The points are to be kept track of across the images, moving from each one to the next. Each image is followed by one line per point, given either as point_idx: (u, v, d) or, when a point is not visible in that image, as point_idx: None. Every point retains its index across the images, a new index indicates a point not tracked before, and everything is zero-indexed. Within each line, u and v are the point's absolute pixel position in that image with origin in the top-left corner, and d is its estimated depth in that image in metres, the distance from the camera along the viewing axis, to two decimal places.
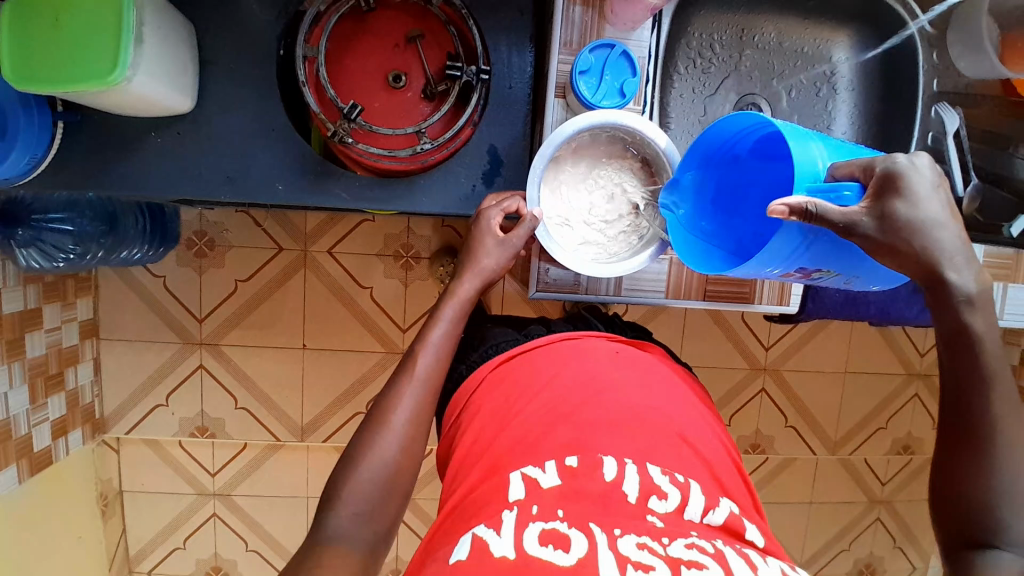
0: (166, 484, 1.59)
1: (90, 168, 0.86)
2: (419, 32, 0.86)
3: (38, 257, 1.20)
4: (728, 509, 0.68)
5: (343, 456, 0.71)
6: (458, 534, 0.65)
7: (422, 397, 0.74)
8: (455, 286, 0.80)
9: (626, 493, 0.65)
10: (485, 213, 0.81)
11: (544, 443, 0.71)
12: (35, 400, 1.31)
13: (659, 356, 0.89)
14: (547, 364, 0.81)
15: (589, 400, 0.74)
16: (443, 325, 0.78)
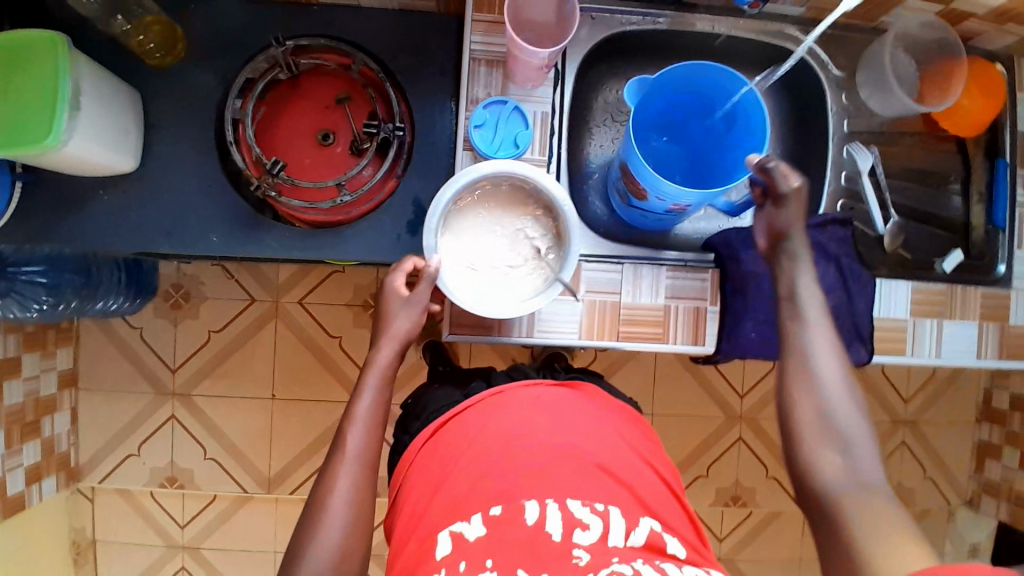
0: (136, 535, 1.59)
1: (41, 223, 0.92)
2: (346, 95, 0.94)
3: (14, 307, 1.29)
4: (648, 527, 0.68)
5: (286, 554, 0.71)
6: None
7: (356, 475, 0.74)
8: (373, 354, 0.81)
9: (550, 534, 0.64)
10: (388, 278, 0.82)
11: (468, 498, 0.68)
12: (10, 445, 1.35)
13: (591, 393, 0.83)
14: (469, 410, 0.78)
15: (510, 447, 0.71)
16: (368, 395, 0.78)
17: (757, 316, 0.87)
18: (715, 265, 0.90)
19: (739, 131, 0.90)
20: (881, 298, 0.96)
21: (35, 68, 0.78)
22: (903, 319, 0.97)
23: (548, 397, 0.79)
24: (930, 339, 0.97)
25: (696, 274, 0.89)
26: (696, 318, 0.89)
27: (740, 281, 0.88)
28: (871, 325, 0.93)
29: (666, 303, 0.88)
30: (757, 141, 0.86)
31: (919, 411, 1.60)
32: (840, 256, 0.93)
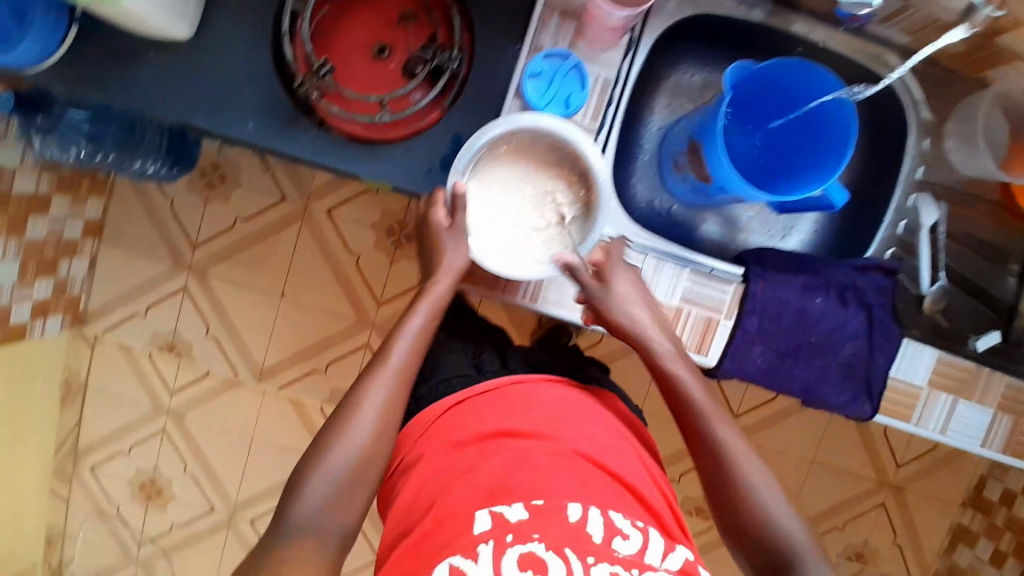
0: (127, 389, 1.65)
1: (89, 69, 0.92)
2: (411, 13, 0.91)
3: (52, 147, 1.31)
4: (683, 555, 0.71)
5: (309, 447, 0.72)
6: (435, 563, 0.65)
7: (394, 390, 0.74)
8: (430, 281, 0.79)
9: (591, 535, 0.66)
10: (431, 215, 0.77)
11: (510, 482, 0.70)
12: (24, 276, 1.39)
13: (616, 408, 0.87)
14: (508, 395, 0.80)
15: (550, 444, 0.74)
16: (418, 321, 0.78)
17: (767, 342, 0.86)
18: (741, 280, 0.87)
19: (823, 137, 0.84)
20: (902, 358, 0.91)
21: None
22: (918, 387, 0.92)
23: (577, 405, 0.81)
24: (940, 413, 0.92)
25: (719, 285, 0.86)
26: (706, 328, 0.86)
27: (760, 302, 0.85)
28: (885, 383, 0.88)
29: (679, 305, 0.86)
30: (835, 153, 0.81)
31: (907, 478, 1.55)
32: (875, 307, 0.89)
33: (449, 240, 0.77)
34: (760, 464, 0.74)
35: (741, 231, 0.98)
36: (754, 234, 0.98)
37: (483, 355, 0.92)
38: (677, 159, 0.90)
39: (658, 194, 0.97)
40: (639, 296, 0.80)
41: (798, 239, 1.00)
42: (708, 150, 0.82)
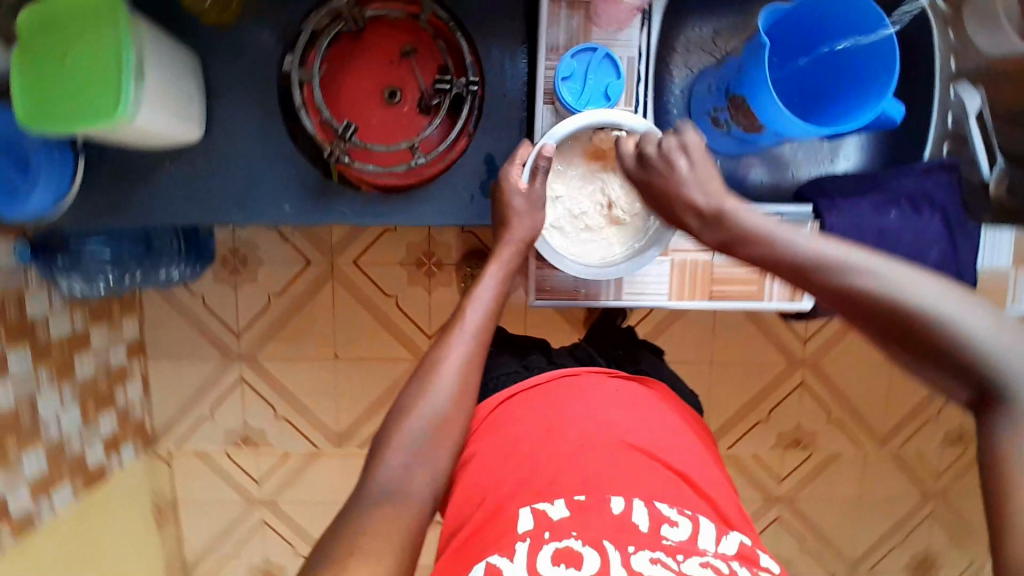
0: (218, 492, 1.64)
1: (110, 199, 0.90)
2: (412, 47, 0.88)
3: (79, 282, 1.28)
4: (738, 540, 0.68)
5: (395, 405, 0.70)
6: (475, 561, 0.64)
7: (472, 347, 0.73)
8: (498, 246, 0.80)
9: (638, 525, 0.64)
10: (505, 171, 0.81)
11: (555, 480, 0.68)
12: (87, 418, 1.39)
13: (663, 395, 0.86)
14: (557, 395, 0.80)
15: (597, 438, 0.73)
16: (489, 283, 0.78)
17: None
18: (815, 217, 0.87)
19: (863, 58, 0.82)
20: (984, 248, 0.92)
21: (93, 33, 0.72)
22: (1004, 268, 0.94)
23: (620, 397, 0.80)
24: (1019, 287, 0.95)
25: (795, 228, 0.86)
26: None
27: (843, 234, 0.85)
28: (973, 276, 0.88)
29: None
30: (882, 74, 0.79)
31: None
32: (947, 205, 0.88)
33: (522, 203, 0.80)
34: (871, 263, 0.62)
35: (789, 168, 0.97)
36: (802, 167, 0.97)
37: (529, 356, 0.94)
38: (715, 115, 0.89)
39: None
40: (709, 167, 0.77)
41: (848, 160, 0.99)
42: (752, 98, 0.80)
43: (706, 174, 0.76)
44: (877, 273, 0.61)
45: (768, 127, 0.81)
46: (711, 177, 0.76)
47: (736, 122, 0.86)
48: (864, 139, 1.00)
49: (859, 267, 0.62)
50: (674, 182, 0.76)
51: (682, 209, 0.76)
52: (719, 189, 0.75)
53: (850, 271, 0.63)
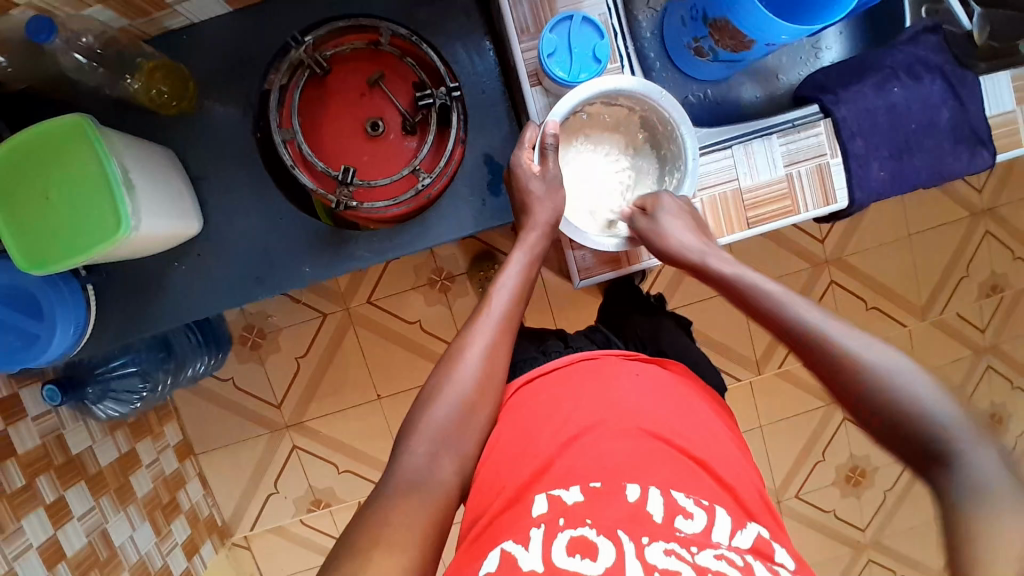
0: (302, 560, 1.59)
1: (131, 315, 0.88)
2: (380, 73, 0.88)
3: (116, 406, 1.25)
4: (755, 532, 0.59)
5: (421, 394, 0.71)
6: (486, 551, 0.57)
7: (495, 337, 0.72)
8: (523, 230, 0.78)
9: (651, 514, 0.56)
10: (516, 157, 0.79)
11: (571, 463, 0.61)
12: (160, 531, 1.30)
13: (682, 374, 0.76)
14: (573, 376, 0.71)
15: (613, 418, 0.65)
16: (513, 269, 0.77)
17: (880, 154, 0.85)
18: (822, 115, 0.87)
19: None
20: (985, 95, 0.87)
21: (69, 160, 0.70)
22: (1009, 111, 0.88)
23: (641, 377, 0.72)
24: None
25: (809, 131, 0.85)
26: (822, 177, 0.85)
27: (855, 122, 0.85)
28: (988, 125, 0.86)
29: (787, 171, 0.85)
30: None
31: (993, 197, 1.51)
32: (943, 65, 0.87)
33: (539, 185, 0.78)
34: (860, 338, 0.63)
35: (776, 75, 0.98)
36: (790, 71, 0.98)
37: (548, 342, 0.89)
38: (697, 45, 0.87)
39: (687, 88, 0.96)
40: (694, 229, 0.78)
41: (834, 50, 0.99)
42: (739, 16, 0.76)
43: (697, 234, 0.77)
44: (866, 345, 0.62)
45: (759, 43, 0.79)
46: (699, 239, 0.77)
47: (722, 46, 0.83)
48: (845, 27, 0.99)
49: (853, 339, 0.63)
50: (670, 249, 0.77)
51: (683, 262, 0.77)
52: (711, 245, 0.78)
53: (843, 340, 0.63)
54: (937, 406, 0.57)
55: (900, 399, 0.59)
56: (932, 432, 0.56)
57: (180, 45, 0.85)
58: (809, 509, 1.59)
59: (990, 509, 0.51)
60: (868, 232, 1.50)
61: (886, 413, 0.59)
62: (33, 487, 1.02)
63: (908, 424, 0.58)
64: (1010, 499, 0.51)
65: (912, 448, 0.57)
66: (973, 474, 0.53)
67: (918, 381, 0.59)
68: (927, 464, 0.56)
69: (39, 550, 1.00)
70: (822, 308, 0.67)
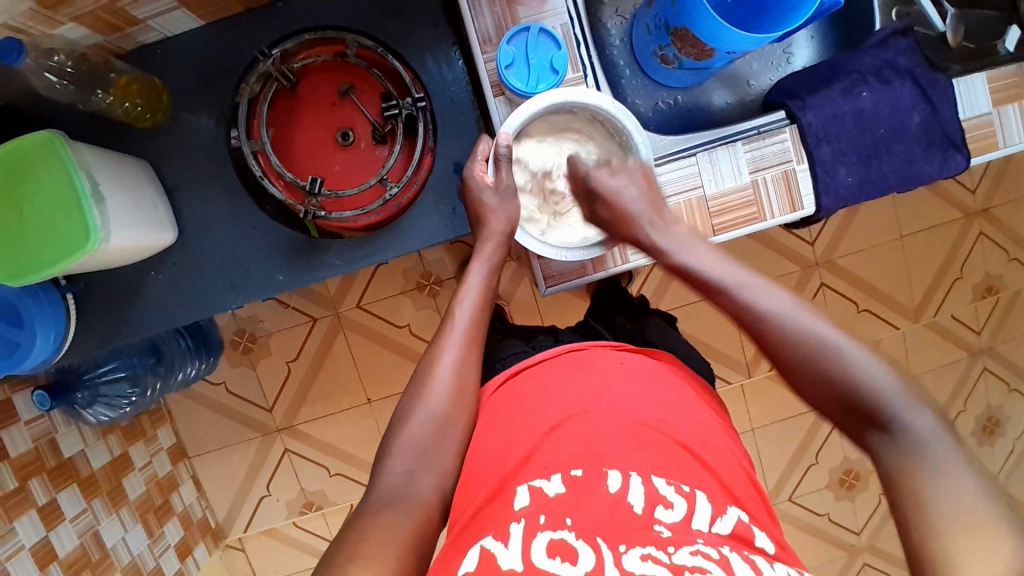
0: (296, 563, 1.58)
1: (110, 324, 0.90)
2: (349, 84, 0.91)
3: (105, 410, 1.26)
4: (735, 517, 0.59)
5: (394, 416, 0.70)
6: (467, 547, 0.56)
7: (465, 346, 0.73)
8: (477, 243, 0.81)
9: (632, 506, 0.56)
10: (469, 170, 0.82)
11: (550, 453, 0.61)
12: (153, 533, 1.29)
13: (669, 362, 0.76)
14: (555, 368, 0.71)
15: (598, 406, 0.65)
16: (474, 281, 0.78)
17: (848, 160, 0.86)
18: (789, 120, 0.87)
19: None
20: (959, 98, 0.86)
21: (41, 174, 0.71)
22: (986, 114, 0.87)
23: (630, 365, 0.71)
24: (1014, 125, 0.86)
25: (774, 138, 0.86)
26: (788, 183, 0.86)
27: (821, 128, 0.85)
28: (961, 128, 0.86)
29: (751, 178, 0.86)
30: None
31: (987, 198, 1.50)
32: (913, 68, 0.87)
33: (492, 198, 0.81)
34: (803, 314, 0.65)
35: (747, 80, 0.99)
36: (761, 75, 0.99)
37: (536, 337, 0.89)
38: (662, 53, 0.88)
39: (658, 95, 0.97)
40: (648, 199, 0.81)
41: (804, 54, 1.00)
42: (699, 24, 0.77)
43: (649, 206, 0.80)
44: (818, 325, 0.63)
45: (720, 50, 0.80)
46: (648, 206, 0.80)
47: (685, 54, 0.84)
48: (815, 32, 0.99)
49: (800, 318, 0.64)
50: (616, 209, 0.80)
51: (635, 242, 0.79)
52: (658, 222, 0.80)
53: (785, 318, 0.65)
54: (875, 376, 0.59)
55: (843, 369, 0.60)
56: (872, 396, 0.58)
57: (154, 59, 0.87)
58: (802, 512, 1.58)
59: (933, 476, 0.52)
60: (860, 234, 1.49)
61: (832, 385, 0.60)
62: (25, 491, 1.02)
63: (852, 394, 0.59)
64: (944, 466, 0.53)
65: (858, 415, 0.59)
66: (915, 439, 0.55)
67: (858, 357, 0.60)
68: (867, 431, 0.58)
69: (32, 550, 1.00)
70: (749, 271, 0.71)
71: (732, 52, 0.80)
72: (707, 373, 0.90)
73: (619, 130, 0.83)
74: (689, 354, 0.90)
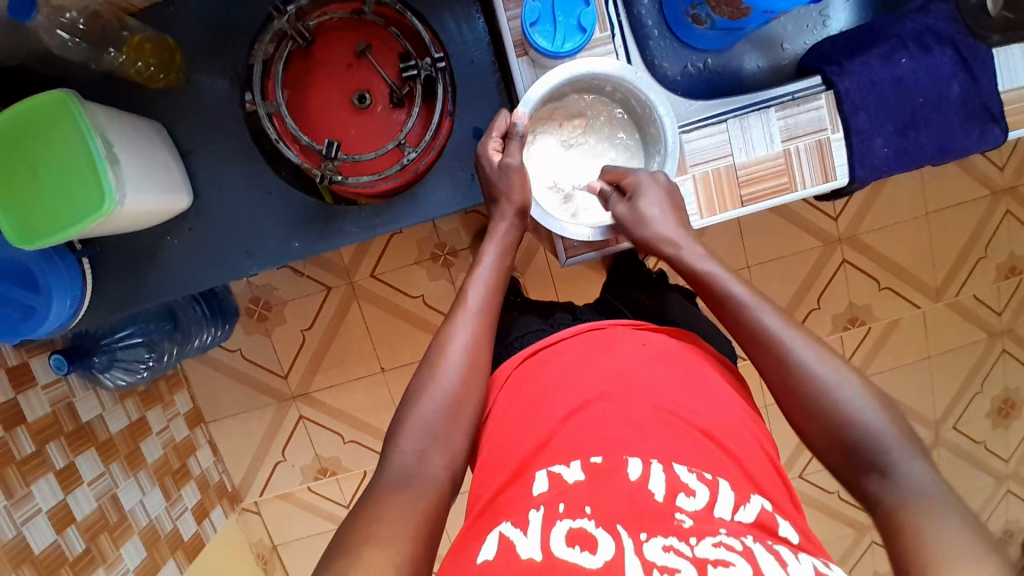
0: (308, 527, 1.60)
1: (126, 288, 0.89)
2: (366, 44, 0.89)
3: (122, 374, 1.25)
4: (759, 505, 0.57)
5: (406, 392, 0.69)
6: (485, 533, 0.55)
7: (476, 325, 0.71)
8: (490, 222, 0.79)
9: (653, 493, 0.55)
10: (483, 144, 0.81)
11: (569, 440, 0.60)
12: (170, 496, 1.31)
13: (690, 343, 0.75)
14: (574, 350, 0.70)
15: (619, 391, 0.63)
16: (487, 261, 0.76)
17: (885, 130, 0.82)
18: (824, 87, 0.84)
19: None
20: (998, 69, 0.82)
21: (57, 135, 0.70)
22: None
23: (653, 345, 0.70)
24: None
25: (809, 105, 0.82)
26: (821, 152, 0.83)
27: (858, 95, 0.82)
28: (1001, 100, 0.82)
29: (784, 147, 0.83)
30: None
31: (1018, 174, 1.45)
32: (954, 35, 0.83)
33: (507, 177, 0.79)
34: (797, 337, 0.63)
35: (780, 44, 0.95)
36: (795, 39, 0.95)
37: (554, 315, 0.88)
38: (694, 13, 0.85)
39: (686, 58, 0.94)
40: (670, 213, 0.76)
41: (841, 17, 0.95)
42: None
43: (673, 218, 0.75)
44: (815, 357, 0.61)
45: (757, 8, 0.77)
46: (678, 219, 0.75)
47: (719, 13, 0.82)
48: None
49: (796, 344, 0.62)
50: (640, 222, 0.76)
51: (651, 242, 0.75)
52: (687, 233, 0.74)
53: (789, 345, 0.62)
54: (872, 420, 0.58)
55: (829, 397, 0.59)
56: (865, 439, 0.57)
57: (168, 18, 0.85)
58: (813, 488, 1.58)
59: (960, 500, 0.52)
60: (884, 210, 1.44)
61: (830, 420, 0.59)
62: (43, 454, 1.03)
63: (852, 430, 0.58)
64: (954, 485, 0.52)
65: (845, 449, 0.58)
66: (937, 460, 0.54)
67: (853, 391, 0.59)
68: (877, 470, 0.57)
69: (49, 513, 1.01)
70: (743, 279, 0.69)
71: (768, 11, 0.77)
72: (728, 348, 0.88)
73: (642, 101, 0.82)
74: (708, 334, 0.87)
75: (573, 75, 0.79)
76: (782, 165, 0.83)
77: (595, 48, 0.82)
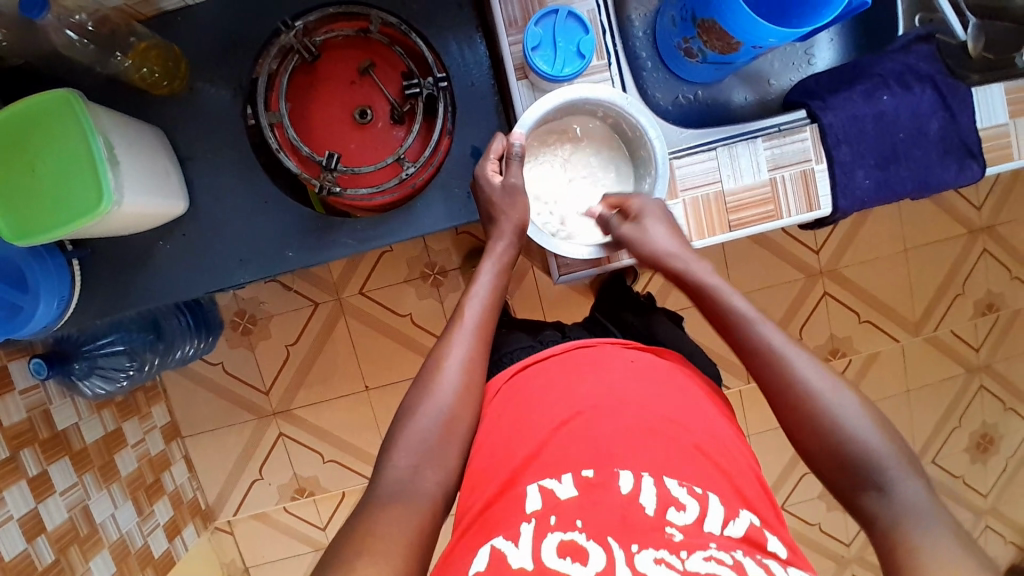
0: (283, 549, 1.56)
1: (115, 291, 0.88)
2: (369, 61, 0.92)
3: (101, 383, 1.22)
4: (747, 521, 0.58)
5: (401, 407, 0.69)
6: (477, 546, 0.55)
7: (471, 341, 0.72)
8: (488, 241, 0.80)
9: (644, 506, 0.56)
10: (481, 167, 0.83)
11: (560, 454, 0.60)
12: (142, 511, 1.27)
13: (678, 362, 0.76)
14: (562, 365, 0.71)
15: (610, 406, 0.64)
16: (482, 279, 0.77)
17: (866, 163, 0.86)
18: (810, 120, 0.88)
19: None
20: (977, 108, 0.86)
21: (57, 133, 0.71)
22: (1002, 125, 0.87)
23: (641, 363, 0.71)
24: None
25: (794, 137, 0.86)
26: (806, 182, 0.86)
27: (841, 129, 0.85)
28: (979, 137, 0.86)
29: (770, 175, 0.86)
30: None
31: (993, 214, 1.50)
32: (934, 74, 0.87)
33: (503, 195, 0.81)
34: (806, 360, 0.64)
35: (767, 80, 1.00)
36: (782, 75, 1.00)
37: (544, 332, 0.89)
38: (686, 46, 0.89)
39: (679, 90, 0.98)
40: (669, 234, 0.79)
41: (825, 56, 1.01)
42: (728, 19, 0.78)
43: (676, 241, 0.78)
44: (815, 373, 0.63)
45: (746, 44, 0.80)
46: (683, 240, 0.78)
47: (710, 47, 0.85)
48: (837, 34, 1.01)
49: (806, 365, 0.64)
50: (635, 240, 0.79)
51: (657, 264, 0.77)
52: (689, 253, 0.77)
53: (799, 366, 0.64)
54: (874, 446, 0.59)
55: (828, 414, 0.61)
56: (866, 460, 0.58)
57: (175, 27, 0.86)
58: (793, 521, 1.58)
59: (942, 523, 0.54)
60: (865, 244, 1.49)
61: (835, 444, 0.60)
62: (16, 460, 1.00)
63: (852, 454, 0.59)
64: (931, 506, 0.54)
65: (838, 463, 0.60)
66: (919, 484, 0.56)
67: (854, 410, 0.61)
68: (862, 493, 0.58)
69: (21, 522, 0.98)
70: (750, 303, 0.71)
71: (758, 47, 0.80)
72: (714, 371, 0.89)
73: (632, 125, 0.85)
74: (694, 355, 0.89)
75: (569, 100, 0.82)
76: (770, 190, 0.86)
77: (593, 75, 0.85)
